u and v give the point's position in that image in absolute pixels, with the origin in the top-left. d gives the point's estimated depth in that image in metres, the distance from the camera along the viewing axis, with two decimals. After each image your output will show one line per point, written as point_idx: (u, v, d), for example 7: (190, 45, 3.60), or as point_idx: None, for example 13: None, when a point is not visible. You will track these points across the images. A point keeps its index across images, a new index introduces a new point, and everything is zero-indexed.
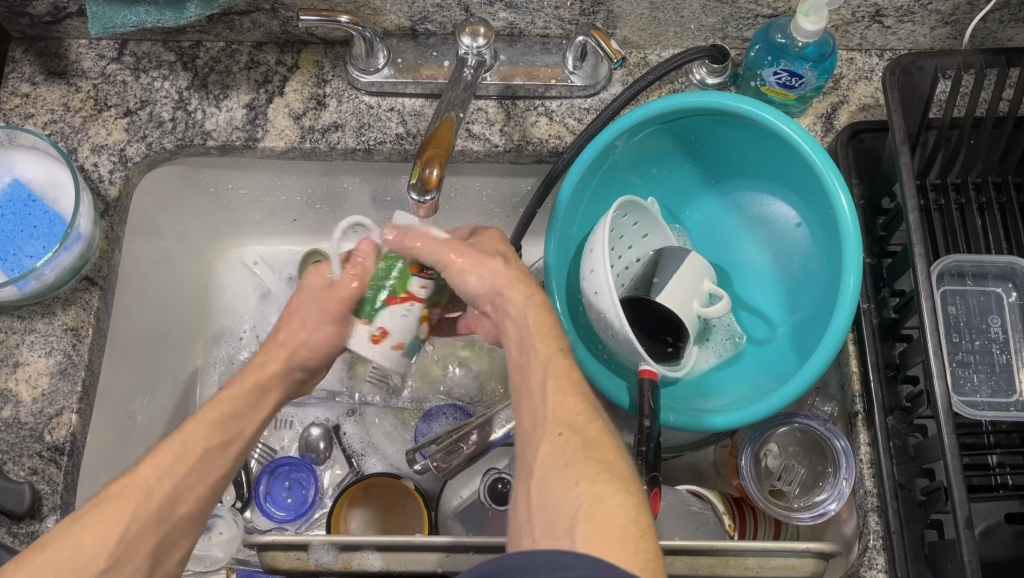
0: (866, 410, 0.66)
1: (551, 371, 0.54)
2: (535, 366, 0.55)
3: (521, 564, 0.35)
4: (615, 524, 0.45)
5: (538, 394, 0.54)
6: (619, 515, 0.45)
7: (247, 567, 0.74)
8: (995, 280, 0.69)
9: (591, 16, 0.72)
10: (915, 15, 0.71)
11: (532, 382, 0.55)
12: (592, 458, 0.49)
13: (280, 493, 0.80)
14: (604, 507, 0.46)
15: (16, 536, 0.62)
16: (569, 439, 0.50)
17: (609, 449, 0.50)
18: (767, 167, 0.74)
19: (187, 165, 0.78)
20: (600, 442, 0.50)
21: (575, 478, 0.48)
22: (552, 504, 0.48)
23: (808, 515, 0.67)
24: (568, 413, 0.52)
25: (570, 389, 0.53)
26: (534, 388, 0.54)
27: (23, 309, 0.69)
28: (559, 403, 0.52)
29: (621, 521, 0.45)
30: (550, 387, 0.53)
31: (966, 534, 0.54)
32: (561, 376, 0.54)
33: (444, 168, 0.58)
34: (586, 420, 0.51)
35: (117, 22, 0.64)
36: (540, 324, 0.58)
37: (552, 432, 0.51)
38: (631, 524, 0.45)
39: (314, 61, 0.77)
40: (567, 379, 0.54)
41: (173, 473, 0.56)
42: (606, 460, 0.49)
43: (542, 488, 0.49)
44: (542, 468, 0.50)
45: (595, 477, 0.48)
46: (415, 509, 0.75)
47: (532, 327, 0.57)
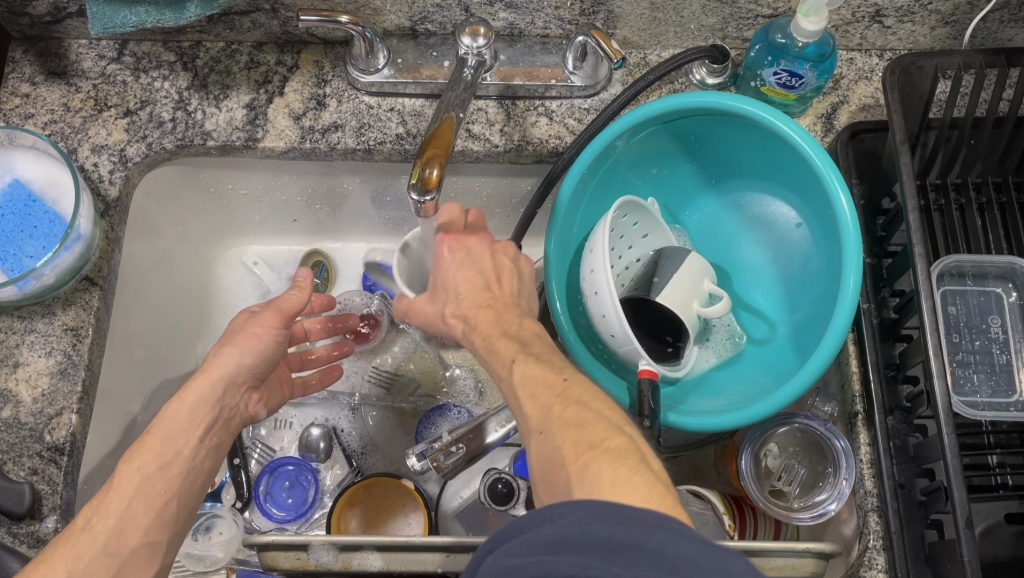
0: (866, 410, 0.66)
1: (517, 381, 0.53)
2: (506, 381, 0.54)
3: (523, 524, 0.37)
4: (607, 476, 0.44)
5: (516, 403, 0.53)
6: (609, 468, 0.44)
7: (247, 568, 0.75)
8: (995, 280, 0.69)
9: (592, 16, 0.72)
10: (915, 15, 0.71)
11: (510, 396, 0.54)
12: (573, 432, 0.47)
13: (280, 493, 0.80)
14: (592, 469, 0.44)
15: (16, 537, 0.62)
16: (547, 430, 0.49)
17: (588, 416, 0.48)
18: (766, 167, 0.74)
19: (187, 165, 0.78)
20: (576, 414, 0.48)
21: (561, 459, 0.47)
22: (556, 489, 0.47)
23: (809, 515, 0.67)
24: (542, 407, 0.50)
25: (536, 387, 0.52)
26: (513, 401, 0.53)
27: (23, 309, 0.69)
28: (533, 403, 0.51)
29: (612, 472, 0.44)
30: (520, 393, 0.52)
31: (966, 534, 0.54)
32: (525, 375, 0.52)
33: (444, 168, 0.58)
34: (557, 404, 0.50)
35: (117, 22, 0.64)
36: (499, 343, 0.57)
37: (536, 434, 0.50)
38: (624, 469, 0.44)
39: (314, 61, 0.77)
40: (532, 376, 0.52)
41: (132, 504, 0.54)
42: (583, 428, 0.47)
43: (547, 483, 0.48)
44: (541, 469, 0.49)
45: (576, 449, 0.46)
46: (415, 510, 0.75)
47: (492, 351, 0.57)
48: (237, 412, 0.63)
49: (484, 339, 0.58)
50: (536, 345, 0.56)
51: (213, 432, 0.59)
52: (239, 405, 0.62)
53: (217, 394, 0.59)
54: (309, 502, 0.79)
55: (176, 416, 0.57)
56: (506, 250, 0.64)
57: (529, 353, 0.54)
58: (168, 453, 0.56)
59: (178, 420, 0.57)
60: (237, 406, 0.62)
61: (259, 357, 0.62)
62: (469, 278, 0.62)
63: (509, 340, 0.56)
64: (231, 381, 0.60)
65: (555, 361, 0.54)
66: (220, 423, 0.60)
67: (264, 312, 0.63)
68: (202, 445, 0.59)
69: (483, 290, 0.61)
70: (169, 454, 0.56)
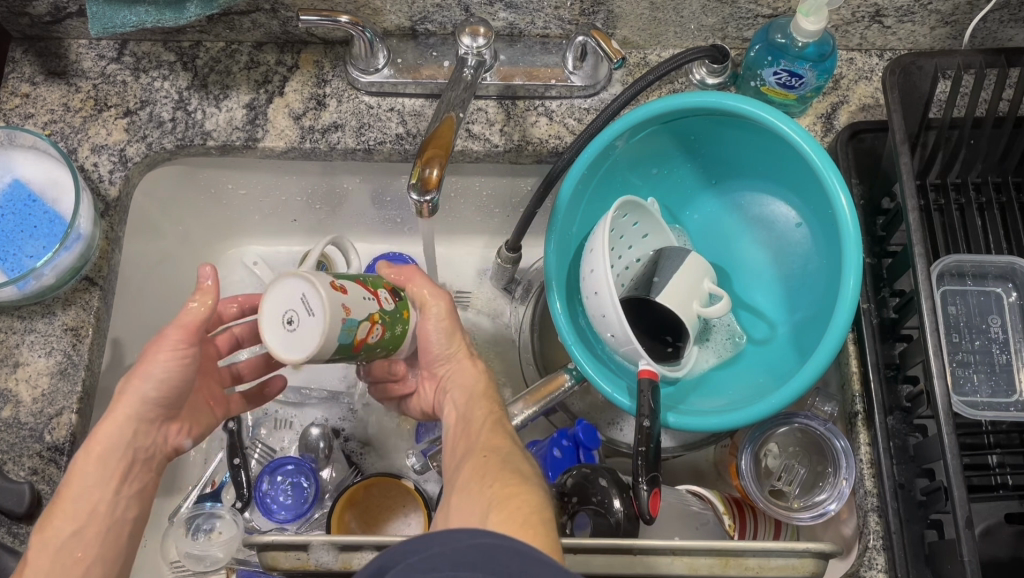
0: (866, 410, 0.66)
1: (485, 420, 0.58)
2: (464, 408, 0.60)
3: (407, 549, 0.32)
4: (521, 509, 0.47)
5: (466, 424, 0.59)
6: (527, 504, 0.48)
7: (247, 568, 0.74)
8: (995, 280, 0.69)
9: (591, 16, 0.72)
10: (915, 15, 0.71)
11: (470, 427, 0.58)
12: (507, 468, 0.52)
13: (280, 494, 0.79)
14: (511, 499, 0.48)
15: (16, 536, 0.62)
16: (490, 459, 0.53)
17: (522, 464, 0.53)
18: (766, 168, 0.74)
19: (186, 165, 0.78)
20: (518, 462, 0.53)
21: (489, 483, 0.50)
22: (469, 509, 0.49)
23: (809, 515, 0.67)
24: (489, 439, 0.55)
25: (499, 431, 0.57)
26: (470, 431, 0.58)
27: (23, 309, 0.69)
28: (484, 432, 0.56)
29: (527, 507, 0.47)
30: (480, 429, 0.57)
31: (966, 534, 0.54)
32: (485, 409, 0.59)
33: (444, 168, 0.58)
34: (507, 447, 0.55)
35: (118, 22, 0.64)
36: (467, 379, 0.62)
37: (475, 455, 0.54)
38: (536, 513, 0.47)
39: (314, 61, 0.77)
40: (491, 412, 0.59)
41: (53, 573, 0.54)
42: (521, 475, 0.51)
43: (461, 500, 0.51)
44: (464, 487, 0.51)
45: (504, 481, 0.50)
46: (415, 509, 0.75)
47: (461, 382, 0.62)
48: (155, 449, 0.62)
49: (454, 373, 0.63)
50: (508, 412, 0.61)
51: (131, 478, 0.59)
52: (157, 441, 0.61)
53: (126, 438, 0.58)
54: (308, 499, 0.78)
55: (86, 469, 0.57)
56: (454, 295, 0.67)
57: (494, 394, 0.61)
58: (83, 512, 0.56)
59: (90, 475, 0.57)
60: (155, 443, 0.61)
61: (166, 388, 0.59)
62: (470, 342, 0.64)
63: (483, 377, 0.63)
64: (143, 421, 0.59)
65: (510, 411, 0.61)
66: (137, 466, 0.60)
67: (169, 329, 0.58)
68: (121, 496, 0.59)
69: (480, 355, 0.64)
70: (84, 512, 0.57)
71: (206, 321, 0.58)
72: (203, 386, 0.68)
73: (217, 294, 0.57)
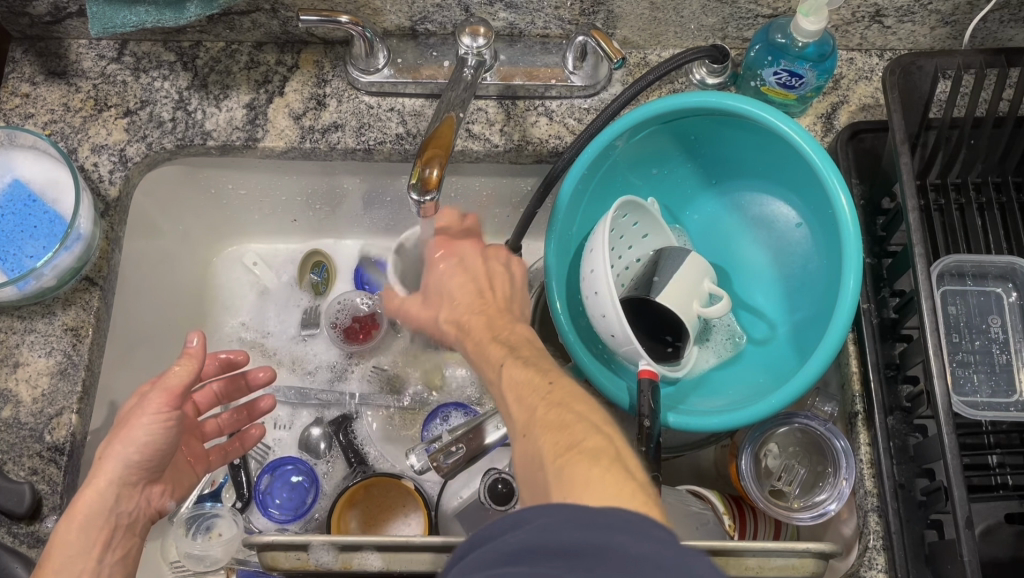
0: (866, 410, 0.67)
1: (508, 387, 0.53)
2: (497, 384, 0.55)
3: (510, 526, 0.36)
4: (581, 475, 0.43)
5: (505, 406, 0.53)
6: (583, 468, 0.44)
7: (246, 569, 0.75)
8: (995, 280, 0.69)
9: (592, 16, 0.72)
10: (915, 15, 0.71)
11: (505, 400, 0.53)
12: (553, 434, 0.47)
13: (279, 494, 0.80)
14: (568, 469, 0.44)
15: (16, 536, 0.62)
16: (532, 433, 0.49)
17: (570, 420, 0.48)
18: (767, 168, 0.74)
19: (187, 165, 0.78)
20: (558, 417, 0.48)
21: (541, 461, 0.47)
22: (537, 491, 0.47)
23: (808, 515, 0.67)
24: (527, 410, 0.51)
25: (530, 393, 0.51)
26: (506, 404, 0.53)
27: (23, 309, 0.69)
28: (520, 407, 0.51)
29: (585, 470, 0.44)
30: (509, 397, 0.53)
31: (967, 534, 0.54)
32: (514, 379, 0.53)
33: (444, 168, 0.58)
34: (541, 406, 0.50)
35: (118, 22, 0.64)
36: (482, 358, 0.58)
37: (521, 437, 0.50)
38: (597, 469, 0.44)
39: (314, 61, 0.77)
40: (521, 381, 0.53)
41: None
42: (567, 429, 0.47)
43: (530, 487, 0.48)
44: (525, 471, 0.49)
45: (555, 450, 0.46)
46: (415, 509, 0.76)
47: (480, 355, 0.58)
48: (139, 511, 0.63)
49: (474, 344, 0.59)
50: (525, 350, 0.57)
51: (112, 545, 0.60)
52: (139, 505, 0.63)
53: (110, 502, 0.59)
54: (314, 487, 0.80)
55: (68, 537, 0.57)
56: (499, 256, 0.67)
57: (517, 357, 0.55)
58: None
59: (74, 542, 0.57)
60: (137, 506, 0.62)
61: (147, 450, 0.60)
62: (462, 283, 0.65)
63: (494, 344, 0.58)
64: (128, 477, 0.60)
65: (544, 366, 0.54)
66: (119, 531, 0.60)
67: (152, 393, 0.60)
68: (103, 562, 0.59)
69: (476, 296, 0.63)
70: None
71: (190, 385, 0.61)
72: (185, 445, 0.72)
73: (203, 357, 0.61)
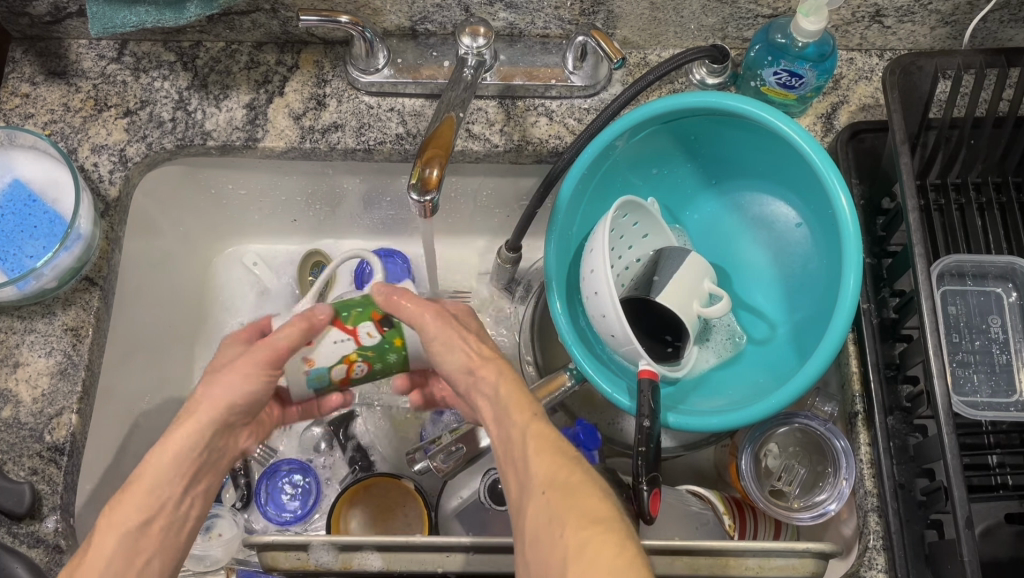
0: (866, 410, 0.67)
1: (528, 435, 0.53)
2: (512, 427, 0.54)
3: None
4: (603, 560, 0.45)
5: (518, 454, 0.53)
6: (609, 553, 0.45)
7: (246, 567, 0.75)
8: (995, 280, 0.69)
9: (592, 16, 0.72)
10: (915, 15, 0.71)
11: (515, 448, 0.53)
12: (575, 506, 0.48)
13: (280, 495, 0.80)
14: (592, 549, 0.45)
15: (16, 537, 0.62)
16: (551, 498, 0.49)
17: (590, 493, 0.49)
18: (767, 168, 0.74)
19: (186, 165, 0.78)
20: (581, 490, 0.49)
21: (561, 532, 0.47)
22: (545, 561, 0.47)
23: (808, 515, 0.67)
24: (551, 471, 0.50)
25: (553, 450, 0.52)
26: (517, 454, 0.53)
27: (23, 309, 0.69)
28: (539, 462, 0.51)
29: (610, 557, 0.45)
30: (528, 446, 0.52)
31: (966, 534, 0.54)
32: (538, 431, 0.53)
33: (444, 168, 0.58)
34: (565, 470, 0.50)
35: (118, 22, 0.64)
36: (512, 392, 0.56)
37: (535, 492, 0.50)
38: (622, 556, 0.45)
39: (314, 61, 0.77)
40: (544, 435, 0.53)
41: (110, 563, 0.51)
42: (590, 505, 0.48)
43: (534, 548, 0.48)
44: (532, 531, 0.49)
45: (579, 524, 0.47)
46: (415, 508, 0.75)
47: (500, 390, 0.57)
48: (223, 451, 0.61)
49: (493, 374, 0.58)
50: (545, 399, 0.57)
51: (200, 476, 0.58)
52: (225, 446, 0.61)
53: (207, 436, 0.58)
54: (309, 469, 0.80)
55: (162, 461, 0.55)
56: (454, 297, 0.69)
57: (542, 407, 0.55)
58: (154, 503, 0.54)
59: (166, 466, 0.55)
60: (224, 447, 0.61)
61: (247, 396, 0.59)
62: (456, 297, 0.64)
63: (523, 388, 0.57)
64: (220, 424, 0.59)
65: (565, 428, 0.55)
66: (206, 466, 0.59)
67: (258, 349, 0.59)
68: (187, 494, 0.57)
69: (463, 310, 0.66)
70: (156, 502, 0.54)
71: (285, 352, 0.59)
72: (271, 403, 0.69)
73: (314, 328, 0.59)
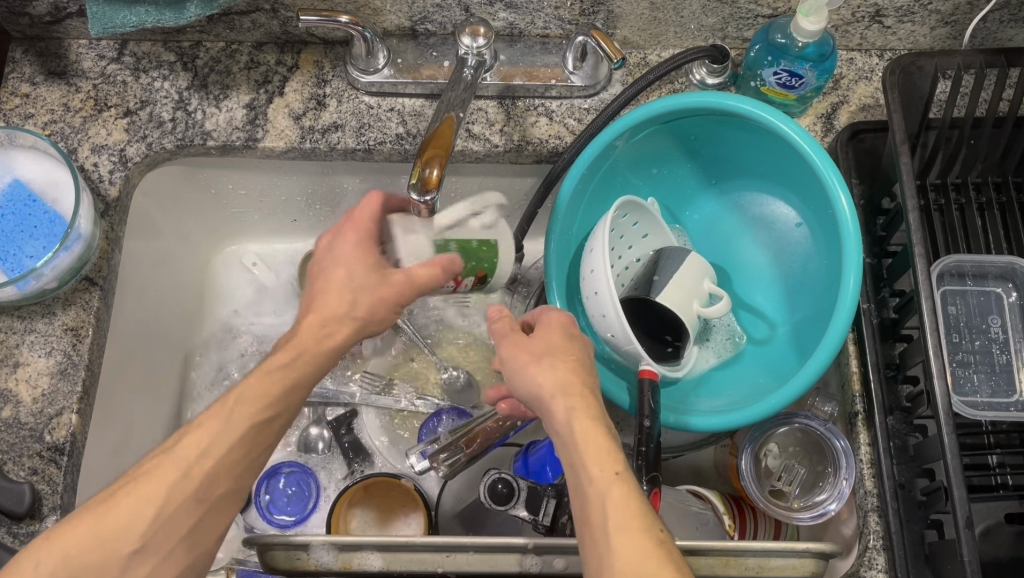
0: (866, 410, 0.67)
1: (612, 511, 0.47)
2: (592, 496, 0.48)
3: None
4: None
5: (598, 531, 0.47)
6: None
7: (246, 568, 0.72)
8: (995, 280, 0.69)
9: (592, 16, 0.72)
10: (915, 15, 0.71)
11: (596, 522, 0.47)
12: None
13: (280, 497, 0.79)
14: None
15: (16, 536, 0.62)
16: None
17: None
18: (768, 168, 0.74)
19: (186, 165, 0.78)
20: None
21: None
22: None
23: (808, 515, 0.67)
24: (636, 560, 0.44)
25: (640, 532, 0.46)
26: (596, 529, 0.47)
27: (23, 309, 0.69)
28: (623, 548, 0.45)
29: None
30: (611, 526, 0.46)
31: (966, 534, 0.54)
32: (623, 507, 0.47)
33: (444, 168, 0.58)
34: (654, 562, 0.44)
35: (118, 22, 0.64)
36: (594, 446, 0.50)
37: None
38: None
39: (314, 61, 0.77)
40: (629, 513, 0.47)
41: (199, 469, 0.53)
42: None
43: None
44: None
45: None
46: (415, 510, 0.76)
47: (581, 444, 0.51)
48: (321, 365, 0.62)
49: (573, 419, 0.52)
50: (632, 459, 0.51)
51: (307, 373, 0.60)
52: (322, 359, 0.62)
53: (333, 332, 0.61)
54: (309, 471, 0.80)
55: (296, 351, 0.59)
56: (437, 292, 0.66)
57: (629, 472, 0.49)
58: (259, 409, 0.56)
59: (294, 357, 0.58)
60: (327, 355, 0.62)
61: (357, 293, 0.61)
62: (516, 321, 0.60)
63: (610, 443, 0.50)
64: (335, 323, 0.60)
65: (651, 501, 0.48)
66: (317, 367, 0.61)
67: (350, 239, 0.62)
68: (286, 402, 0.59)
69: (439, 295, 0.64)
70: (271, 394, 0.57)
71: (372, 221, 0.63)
72: None
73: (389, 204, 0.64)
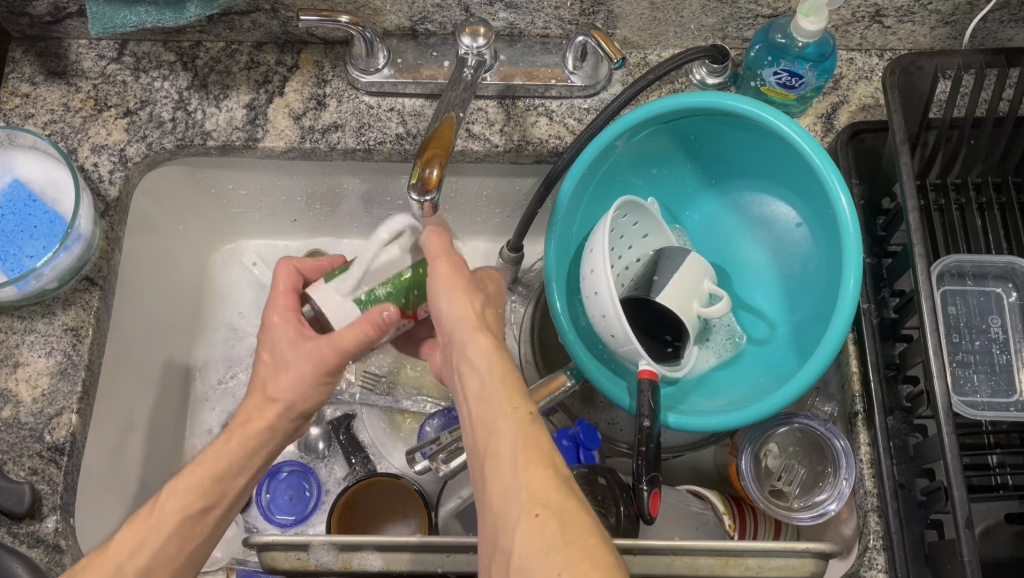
0: (866, 410, 0.67)
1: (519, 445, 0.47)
2: (501, 430, 0.49)
3: None
4: None
5: (506, 464, 0.47)
6: None
7: (246, 567, 0.74)
8: (995, 280, 0.69)
9: (592, 16, 0.72)
10: (915, 15, 0.71)
11: (502, 453, 0.48)
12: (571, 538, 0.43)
13: (280, 497, 0.80)
14: None
15: (16, 536, 0.62)
16: (546, 524, 0.44)
17: (588, 526, 0.44)
18: (767, 168, 0.74)
19: (186, 166, 0.78)
20: (578, 520, 0.44)
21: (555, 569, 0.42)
22: None
23: (808, 515, 0.67)
24: (540, 488, 0.45)
25: (547, 465, 0.47)
26: (502, 461, 0.47)
27: (23, 309, 0.69)
28: (532, 481, 0.46)
29: None
30: (518, 459, 0.47)
31: (966, 534, 0.54)
32: (534, 442, 0.48)
33: (444, 168, 0.58)
34: (562, 496, 0.45)
35: (118, 22, 0.64)
36: (506, 381, 0.51)
37: (526, 517, 0.45)
38: None
39: (314, 61, 0.77)
40: (540, 447, 0.47)
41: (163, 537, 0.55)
42: (586, 540, 0.43)
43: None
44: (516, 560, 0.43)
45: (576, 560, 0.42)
46: (415, 511, 0.76)
47: (496, 380, 0.51)
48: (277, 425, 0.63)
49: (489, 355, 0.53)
50: None
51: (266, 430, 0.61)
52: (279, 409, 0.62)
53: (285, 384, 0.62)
54: (309, 470, 0.81)
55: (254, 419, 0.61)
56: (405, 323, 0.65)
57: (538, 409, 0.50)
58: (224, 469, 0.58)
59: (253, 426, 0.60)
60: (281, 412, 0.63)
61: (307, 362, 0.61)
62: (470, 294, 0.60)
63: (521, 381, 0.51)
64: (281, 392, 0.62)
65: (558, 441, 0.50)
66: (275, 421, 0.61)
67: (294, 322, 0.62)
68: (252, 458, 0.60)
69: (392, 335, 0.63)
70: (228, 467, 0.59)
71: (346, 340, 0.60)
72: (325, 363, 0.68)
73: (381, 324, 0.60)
